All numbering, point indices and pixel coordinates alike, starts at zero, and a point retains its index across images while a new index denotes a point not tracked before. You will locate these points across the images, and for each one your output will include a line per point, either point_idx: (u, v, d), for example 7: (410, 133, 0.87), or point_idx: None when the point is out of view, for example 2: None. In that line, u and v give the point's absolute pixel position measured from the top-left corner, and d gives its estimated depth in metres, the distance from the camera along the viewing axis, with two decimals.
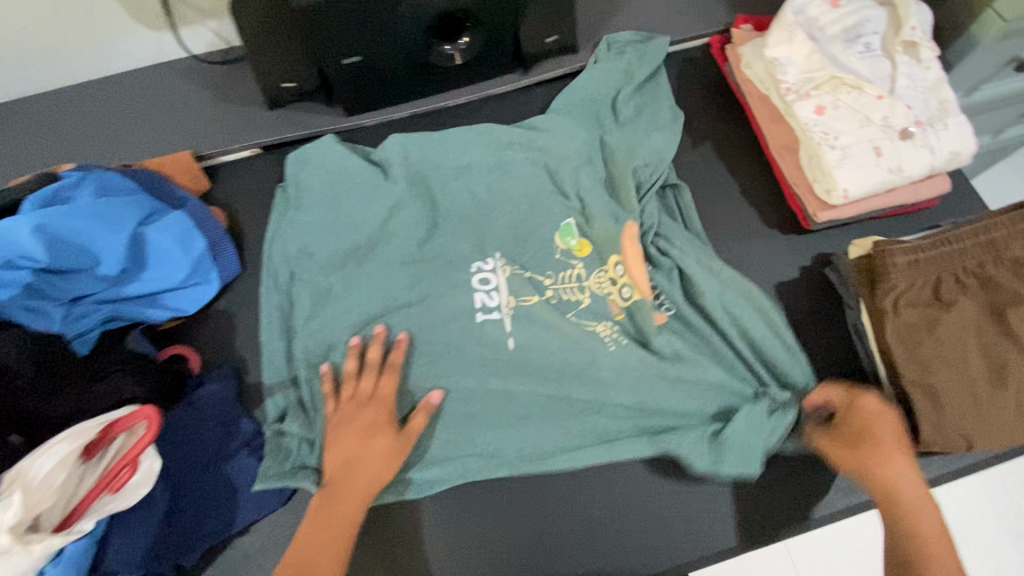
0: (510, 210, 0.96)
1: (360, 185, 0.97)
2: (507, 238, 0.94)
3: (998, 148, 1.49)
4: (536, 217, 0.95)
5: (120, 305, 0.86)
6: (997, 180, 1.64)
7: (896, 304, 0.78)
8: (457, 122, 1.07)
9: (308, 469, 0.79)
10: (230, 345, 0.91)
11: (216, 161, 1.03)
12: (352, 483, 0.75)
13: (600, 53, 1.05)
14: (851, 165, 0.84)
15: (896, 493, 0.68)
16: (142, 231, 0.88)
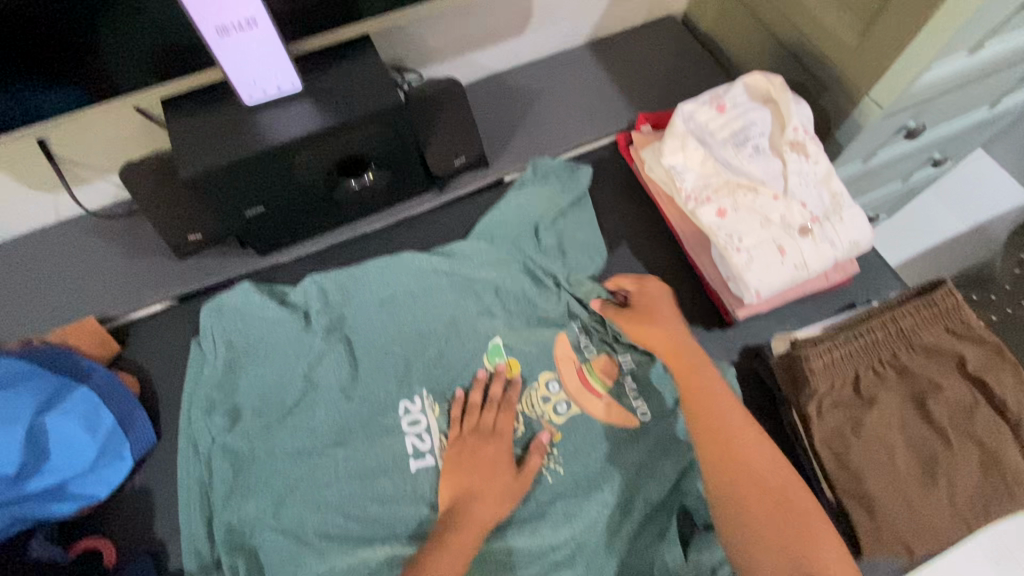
0: (434, 340, 0.95)
1: (279, 331, 0.93)
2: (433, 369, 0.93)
3: (910, 190, 1.56)
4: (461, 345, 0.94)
5: (20, 506, 0.80)
6: (917, 214, 1.71)
7: (820, 407, 0.78)
8: (377, 248, 1.06)
9: None
10: (148, 527, 0.85)
11: (127, 319, 1.00)
12: (467, 517, 0.78)
13: (526, 178, 1.05)
14: (759, 267, 0.85)
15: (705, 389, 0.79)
16: (42, 421, 0.83)
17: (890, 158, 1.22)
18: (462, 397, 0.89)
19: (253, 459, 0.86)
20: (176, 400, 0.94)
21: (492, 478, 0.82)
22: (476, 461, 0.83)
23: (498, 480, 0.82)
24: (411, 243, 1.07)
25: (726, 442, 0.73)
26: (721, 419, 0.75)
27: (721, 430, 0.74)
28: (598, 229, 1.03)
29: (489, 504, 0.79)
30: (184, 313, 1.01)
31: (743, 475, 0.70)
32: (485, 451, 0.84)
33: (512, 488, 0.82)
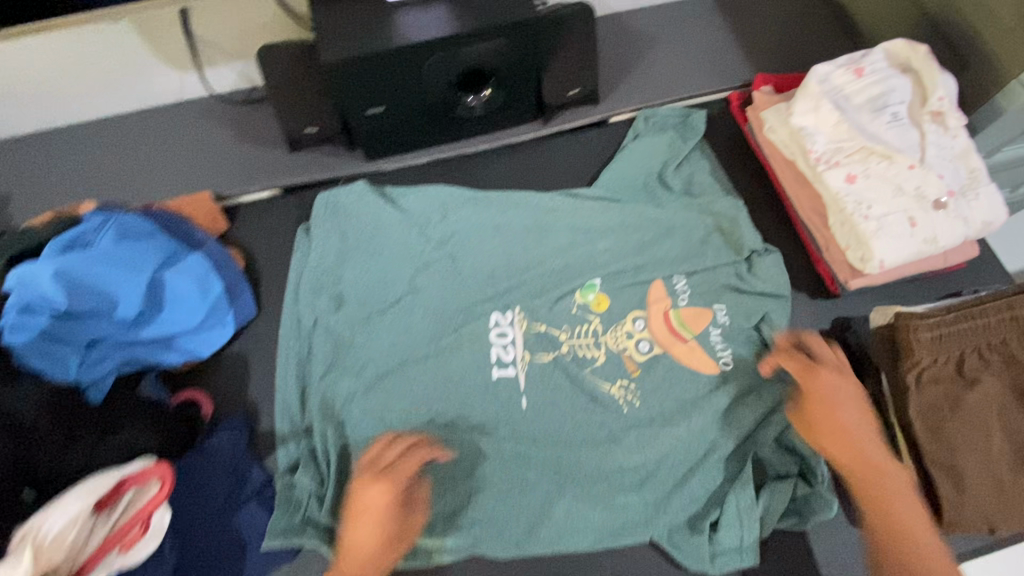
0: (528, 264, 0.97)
1: (384, 232, 0.99)
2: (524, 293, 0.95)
3: None
4: (553, 272, 0.96)
5: (135, 349, 0.86)
6: None
7: (919, 380, 0.77)
8: (478, 168, 1.07)
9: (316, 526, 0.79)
10: (244, 390, 0.90)
11: (236, 201, 1.04)
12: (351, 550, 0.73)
13: (639, 126, 1.06)
14: (887, 236, 0.84)
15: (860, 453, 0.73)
16: (161, 275, 0.88)
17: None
18: (387, 441, 0.81)
19: (346, 345, 0.91)
20: (278, 282, 0.99)
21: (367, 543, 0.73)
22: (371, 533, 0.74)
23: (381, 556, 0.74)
24: (512, 168, 1.07)
25: (895, 522, 0.68)
26: (888, 491, 0.70)
27: (875, 485, 0.71)
28: (703, 181, 1.02)
29: (361, 529, 0.73)
30: (288, 202, 1.05)
31: (888, 518, 0.69)
32: (370, 534, 0.74)
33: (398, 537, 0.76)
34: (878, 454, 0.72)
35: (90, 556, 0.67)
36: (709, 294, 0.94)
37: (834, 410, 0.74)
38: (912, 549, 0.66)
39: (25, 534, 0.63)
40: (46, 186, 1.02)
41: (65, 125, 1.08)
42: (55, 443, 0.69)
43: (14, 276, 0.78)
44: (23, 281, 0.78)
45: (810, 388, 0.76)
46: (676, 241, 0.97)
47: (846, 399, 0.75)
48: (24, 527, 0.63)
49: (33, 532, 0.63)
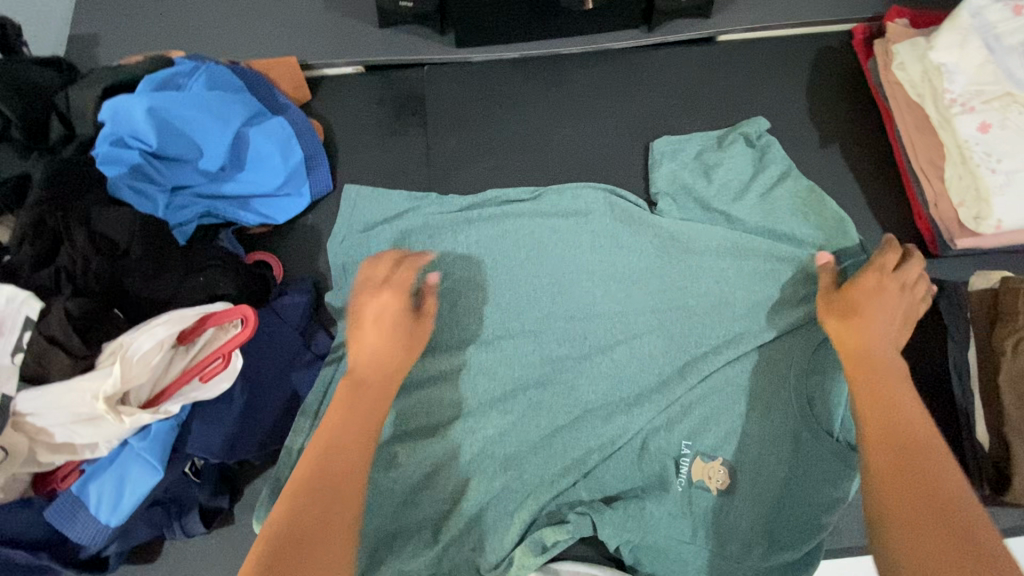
0: (681, 140, 0.93)
1: (474, 126, 0.98)
2: (673, 177, 0.91)
3: None
4: (710, 154, 0.92)
5: (217, 203, 0.86)
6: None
7: (1017, 346, 0.74)
8: (571, 69, 1.01)
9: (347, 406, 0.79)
10: (313, 261, 0.91)
11: (321, 73, 1.01)
12: (369, 369, 0.69)
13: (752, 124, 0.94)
14: (1012, 194, 0.78)
15: (869, 340, 0.68)
16: (246, 132, 0.87)
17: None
18: (399, 253, 0.77)
19: (477, 206, 0.91)
20: (354, 160, 0.97)
21: (381, 333, 0.71)
22: (368, 342, 0.70)
23: (401, 329, 0.71)
24: (607, 75, 1.01)
25: (893, 413, 0.61)
26: (893, 395, 0.63)
27: (887, 393, 0.63)
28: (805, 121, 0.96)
29: (386, 340, 0.70)
30: (372, 81, 1.01)
31: (901, 423, 0.60)
32: (378, 303, 0.72)
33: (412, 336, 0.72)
34: (878, 331, 0.69)
35: (171, 381, 0.70)
36: (813, 236, 0.86)
37: (882, 295, 0.72)
38: (926, 453, 0.56)
39: (115, 349, 0.65)
40: (136, 30, 1.00)
41: None
42: (144, 270, 0.70)
43: (109, 106, 0.78)
44: (117, 114, 0.78)
45: (863, 284, 0.73)
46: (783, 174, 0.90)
47: (887, 308, 0.72)
48: (114, 342, 0.66)
49: (122, 347, 0.65)
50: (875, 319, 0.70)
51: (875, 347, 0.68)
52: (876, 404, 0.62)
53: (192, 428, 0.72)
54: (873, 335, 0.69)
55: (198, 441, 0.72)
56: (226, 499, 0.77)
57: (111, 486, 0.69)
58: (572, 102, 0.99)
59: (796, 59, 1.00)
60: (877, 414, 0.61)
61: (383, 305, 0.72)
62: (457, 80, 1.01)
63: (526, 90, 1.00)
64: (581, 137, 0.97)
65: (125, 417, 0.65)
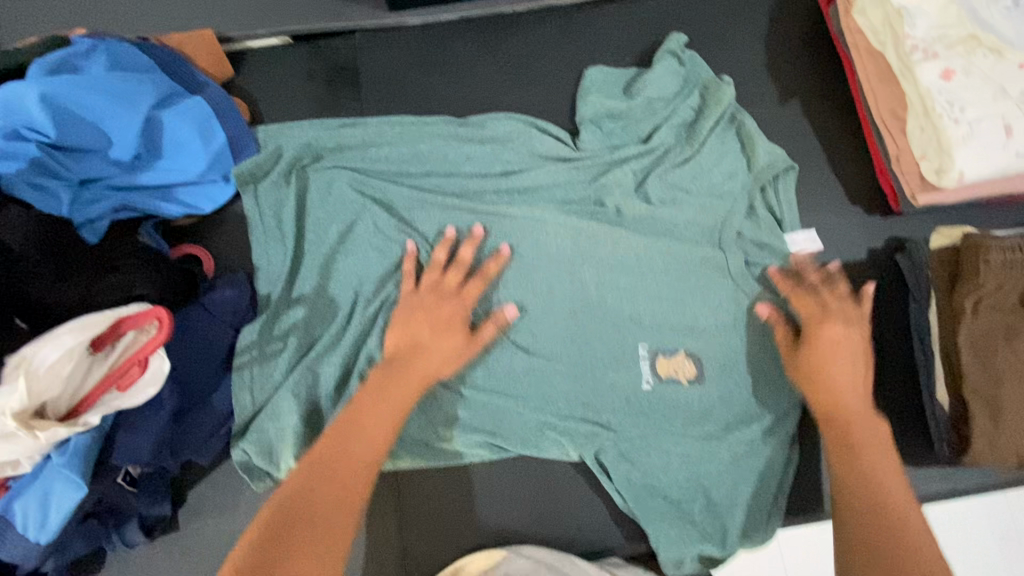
0: (615, 71, 0.89)
1: (412, 97, 0.91)
2: (599, 106, 0.86)
3: None
4: (649, 76, 0.87)
5: (134, 195, 0.80)
6: None
7: (976, 307, 0.70)
8: (514, 30, 0.94)
9: (284, 404, 0.76)
10: (246, 251, 0.86)
11: (243, 46, 0.93)
12: (409, 370, 0.69)
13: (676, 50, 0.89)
14: (976, 145, 0.74)
15: (818, 355, 0.68)
16: (158, 115, 0.80)
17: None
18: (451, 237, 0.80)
19: (404, 165, 0.87)
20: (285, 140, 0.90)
21: (443, 335, 0.72)
22: (434, 343, 0.72)
23: (444, 341, 0.72)
24: (553, 34, 0.94)
25: (847, 440, 0.62)
26: (857, 435, 0.62)
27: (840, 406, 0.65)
28: (762, 76, 0.91)
29: (443, 353, 0.71)
30: (299, 53, 0.94)
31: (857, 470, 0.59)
32: (441, 309, 0.74)
33: (455, 347, 0.72)
34: (842, 374, 0.67)
35: (90, 390, 0.66)
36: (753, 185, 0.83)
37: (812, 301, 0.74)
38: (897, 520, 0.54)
39: (19, 363, 0.60)
40: (34, 6, 0.91)
41: None
42: (48, 276, 0.65)
43: None
44: (8, 104, 0.71)
45: (818, 333, 0.70)
46: (724, 116, 0.86)
47: (851, 354, 0.69)
48: (18, 355, 0.61)
49: (27, 361, 0.60)
50: (854, 343, 0.70)
51: (841, 391, 0.66)
52: (824, 389, 0.66)
53: (119, 438, 0.68)
54: (843, 359, 0.68)
55: (125, 452, 0.68)
56: (167, 507, 0.74)
57: (37, 505, 0.65)
58: (515, 66, 0.92)
59: (753, 8, 0.94)
60: (843, 456, 0.61)
61: (449, 330, 0.73)
62: (391, 48, 0.93)
63: (466, 56, 0.93)
64: (524, 103, 0.91)
65: (40, 433, 0.60)
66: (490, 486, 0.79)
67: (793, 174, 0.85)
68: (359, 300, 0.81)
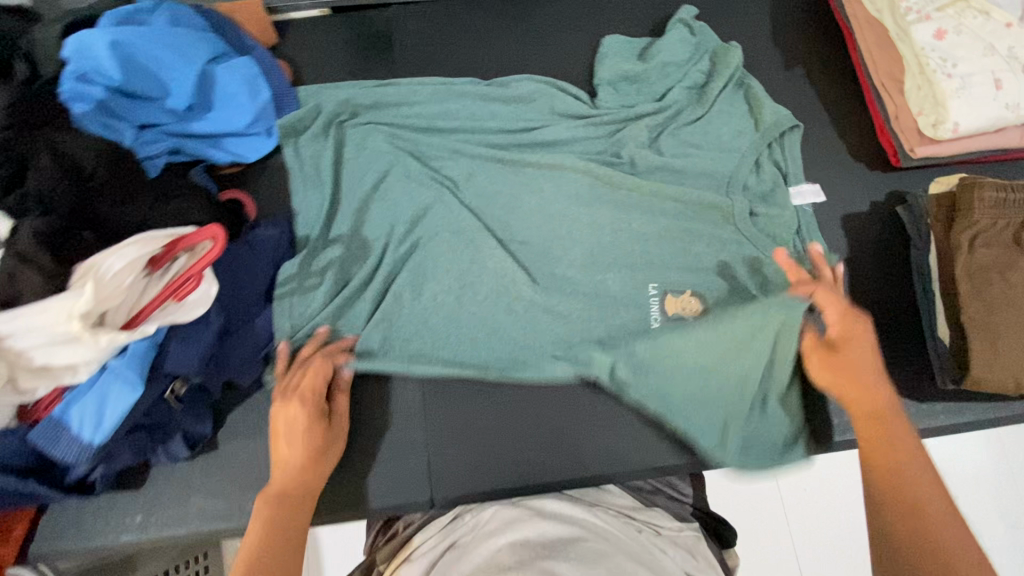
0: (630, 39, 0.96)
1: (442, 63, 0.99)
2: (616, 68, 0.93)
3: None
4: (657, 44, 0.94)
5: (185, 141, 0.87)
6: None
7: (972, 242, 0.75)
8: (534, 4, 1.01)
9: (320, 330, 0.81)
10: (285, 198, 0.92)
11: (287, 16, 1.01)
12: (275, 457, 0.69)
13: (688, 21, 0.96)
14: (968, 97, 0.79)
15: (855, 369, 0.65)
16: (211, 70, 0.87)
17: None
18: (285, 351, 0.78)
19: (436, 122, 0.94)
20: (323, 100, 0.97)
21: (308, 435, 0.71)
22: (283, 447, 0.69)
23: (298, 442, 0.70)
24: (573, 7, 1.01)
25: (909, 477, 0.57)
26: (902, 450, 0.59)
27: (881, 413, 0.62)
28: (768, 45, 0.98)
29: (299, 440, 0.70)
30: (337, 23, 1.01)
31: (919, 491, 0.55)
32: (291, 407, 0.71)
33: (306, 444, 0.70)
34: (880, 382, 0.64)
35: (146, 305, 0.71)
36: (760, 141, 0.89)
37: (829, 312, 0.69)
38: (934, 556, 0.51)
39: (87, 270, 0.66)
40: None
41: None
42: (114, 196, 0.71)
43: (72, 42, 0.78)
44: (80, 49, 0.78)
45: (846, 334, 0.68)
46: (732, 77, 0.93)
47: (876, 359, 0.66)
48: (86, 264, 0.67)
49: (94, 268, 0.66)
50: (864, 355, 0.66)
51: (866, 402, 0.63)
52: (882, 451, 0.59)
53: (169, 351, 0.72)
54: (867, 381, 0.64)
55: (175, 363, 0.72)
56: (208, 426, 0.79)
57: (93, 407, 0.70)
58: (536, 34, 1.00)
59: None
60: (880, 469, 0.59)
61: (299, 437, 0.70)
62: (422, 18, 1.01)
63: (491, 26, 1.00)
64: (544, 67, 0.98)
65: (102, 335, 0.65)
66: (511, 412, 0.83)
67: (798, 132, 0.90)
68: (391, 241, 0.86)
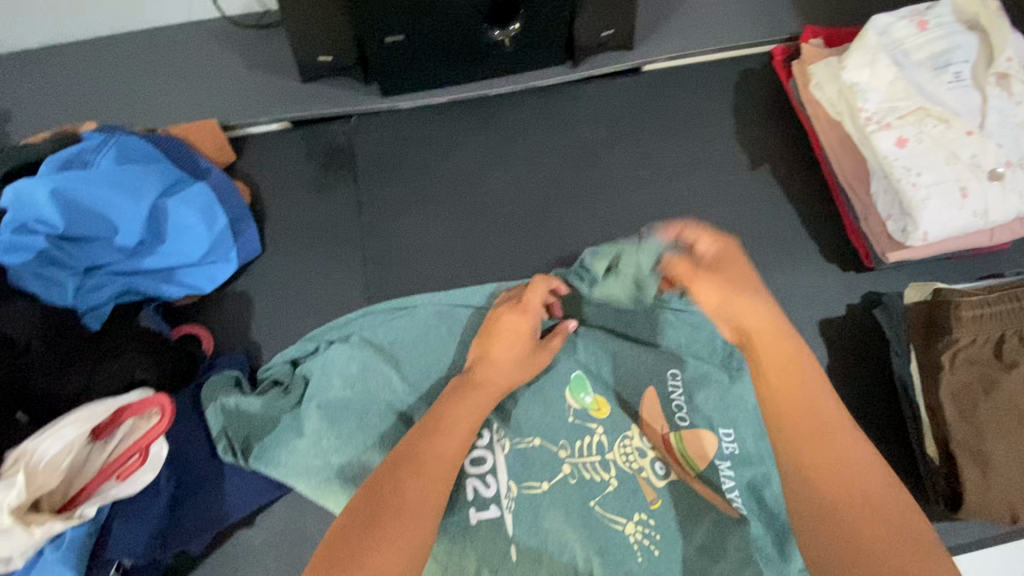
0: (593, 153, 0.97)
1: (406, 175, 0.96)
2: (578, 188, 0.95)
3: None
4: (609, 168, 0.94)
5: (136, 279, 0.83)
6: None
7: (953, 360, 0.73)
8: (500, 110, 1.00)
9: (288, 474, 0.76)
10: (245, 329, 0.88)
11: (244, 132, 0.99)
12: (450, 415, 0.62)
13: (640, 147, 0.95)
14: (936, 206, 0.78)
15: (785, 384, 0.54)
16: (163, 203, 0.84)
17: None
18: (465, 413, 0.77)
19: (409, 240, 0.92)
20: (283, 221, 0.94)
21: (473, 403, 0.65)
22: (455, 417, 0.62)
23: (504, 328, 0.73)
24: (535, 114, 1.00)
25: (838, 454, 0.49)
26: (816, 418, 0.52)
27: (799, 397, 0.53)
28: (732, 145, 0.97)
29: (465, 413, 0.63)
30: (296, 137, 0.99)
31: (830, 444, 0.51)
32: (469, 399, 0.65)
33: (528, 364, 0.73)
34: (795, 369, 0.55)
35: (87, 480, 0.67)
36: None
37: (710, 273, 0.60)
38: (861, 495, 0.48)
39: (20, 455, 0.63)
40: (48, 105, 0.97)
41: (65, 42, 1.02)
42: (52, 365, 0.72)
43: (10, 192, 0.74)
44: (17, 199, 0.74)
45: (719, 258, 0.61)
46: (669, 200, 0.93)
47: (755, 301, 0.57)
48: (20, 448, 0.64)
49: (28, 453, 0.63)
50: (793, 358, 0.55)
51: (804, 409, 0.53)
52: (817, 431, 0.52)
53: (114, 529, 0.67)
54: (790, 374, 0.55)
55: (120, 543, 0.67)
56: None
57: None
58: (502, 143, 0.98)
59: (720, 84, 1.01)
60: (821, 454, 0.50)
61: (503, 322, 0.73)
62: (386, 130, 0.99)
63: (456, 135, 0.99)
64: (511, 178, 0.96)
65: (34, 527, 0.61)
66: None
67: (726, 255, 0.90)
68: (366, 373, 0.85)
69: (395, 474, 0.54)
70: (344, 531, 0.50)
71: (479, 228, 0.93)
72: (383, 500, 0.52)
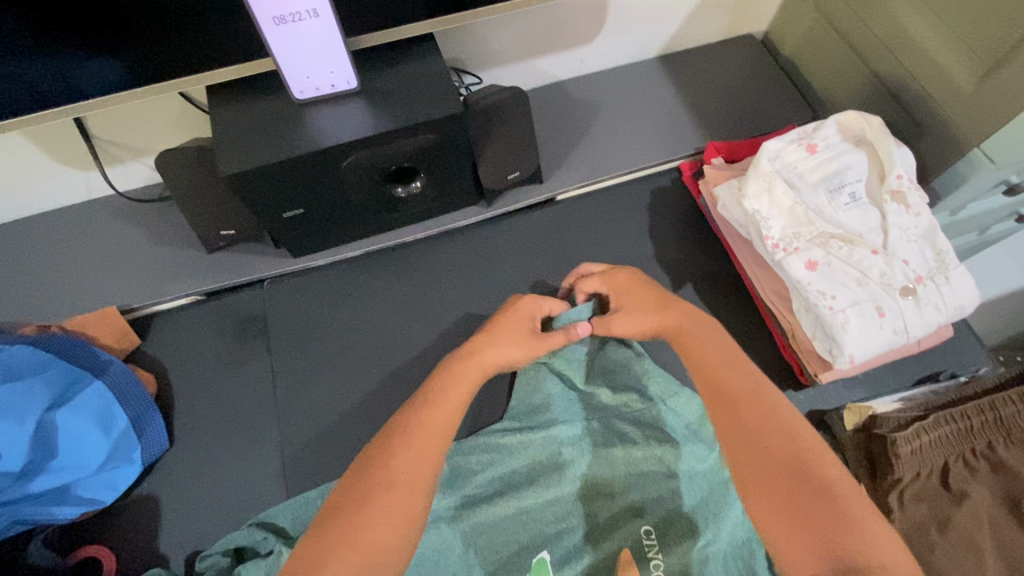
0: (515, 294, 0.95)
1: (323, 339, 0.92)
2: None
3: None
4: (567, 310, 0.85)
5: (23, 507, 0.76)
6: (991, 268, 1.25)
7: (900, 499, 0.71)
8: (416, 259, 0.98)
9: None
10: (154, 540, 0.80)
11: (149, 311, 0.94)
12: (423, 425, 0.65)
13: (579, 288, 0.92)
14: (856, 328, 0.76)
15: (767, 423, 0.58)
16: (51, 417, 0.78)
17: (994, 224, 1.11)
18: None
19: (329, 410, 0.87)
20: (193, 406, 0.89)
21: (462, 385, 0.70)
22: (433, 417, 0.66)
23: (512, 331, 0.77)
24: (453, 257, 0.98)
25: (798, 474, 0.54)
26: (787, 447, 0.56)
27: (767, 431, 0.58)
28: (652, 267, 0.97)
29: (448, 408, 0.67)
30: (206, 310, 0.95)
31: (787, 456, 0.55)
32: (457, 386, 0.70)
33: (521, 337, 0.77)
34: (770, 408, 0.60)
35: None
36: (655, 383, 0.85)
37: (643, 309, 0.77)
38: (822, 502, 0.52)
39: None
40: None
41: None
42: None
43: None
44: None
45: (617, 290, 0.80)
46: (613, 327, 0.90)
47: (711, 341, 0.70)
48: None
49: None
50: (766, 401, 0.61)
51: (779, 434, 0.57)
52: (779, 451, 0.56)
53: None
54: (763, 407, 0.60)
55: None
56: None
57: None
58: (421, 293, 0.96)
59: (634, 206, 1.02)
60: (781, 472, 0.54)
61: (515, 325, 0.78)
62: (299, 293, 0.95)
63: (372, 288, 0.96)
64: (432, 329, 0.93)
65: None
66: None
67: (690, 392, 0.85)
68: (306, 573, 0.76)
69: (361, 493, 0.58)
70: (315, 547, 0.54)
71: (402, 389, 0.88)
72: (346, 518, 0.56)
